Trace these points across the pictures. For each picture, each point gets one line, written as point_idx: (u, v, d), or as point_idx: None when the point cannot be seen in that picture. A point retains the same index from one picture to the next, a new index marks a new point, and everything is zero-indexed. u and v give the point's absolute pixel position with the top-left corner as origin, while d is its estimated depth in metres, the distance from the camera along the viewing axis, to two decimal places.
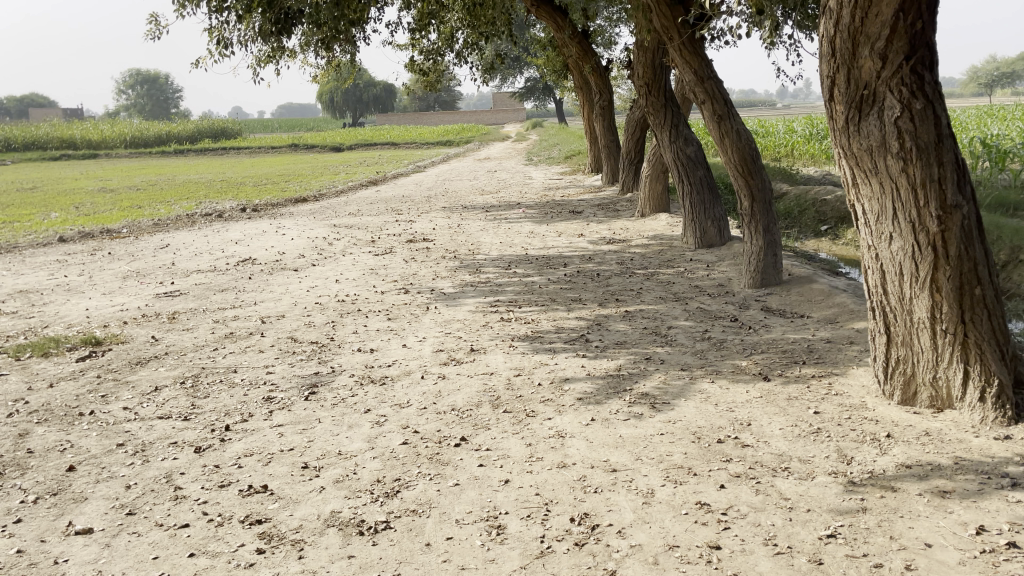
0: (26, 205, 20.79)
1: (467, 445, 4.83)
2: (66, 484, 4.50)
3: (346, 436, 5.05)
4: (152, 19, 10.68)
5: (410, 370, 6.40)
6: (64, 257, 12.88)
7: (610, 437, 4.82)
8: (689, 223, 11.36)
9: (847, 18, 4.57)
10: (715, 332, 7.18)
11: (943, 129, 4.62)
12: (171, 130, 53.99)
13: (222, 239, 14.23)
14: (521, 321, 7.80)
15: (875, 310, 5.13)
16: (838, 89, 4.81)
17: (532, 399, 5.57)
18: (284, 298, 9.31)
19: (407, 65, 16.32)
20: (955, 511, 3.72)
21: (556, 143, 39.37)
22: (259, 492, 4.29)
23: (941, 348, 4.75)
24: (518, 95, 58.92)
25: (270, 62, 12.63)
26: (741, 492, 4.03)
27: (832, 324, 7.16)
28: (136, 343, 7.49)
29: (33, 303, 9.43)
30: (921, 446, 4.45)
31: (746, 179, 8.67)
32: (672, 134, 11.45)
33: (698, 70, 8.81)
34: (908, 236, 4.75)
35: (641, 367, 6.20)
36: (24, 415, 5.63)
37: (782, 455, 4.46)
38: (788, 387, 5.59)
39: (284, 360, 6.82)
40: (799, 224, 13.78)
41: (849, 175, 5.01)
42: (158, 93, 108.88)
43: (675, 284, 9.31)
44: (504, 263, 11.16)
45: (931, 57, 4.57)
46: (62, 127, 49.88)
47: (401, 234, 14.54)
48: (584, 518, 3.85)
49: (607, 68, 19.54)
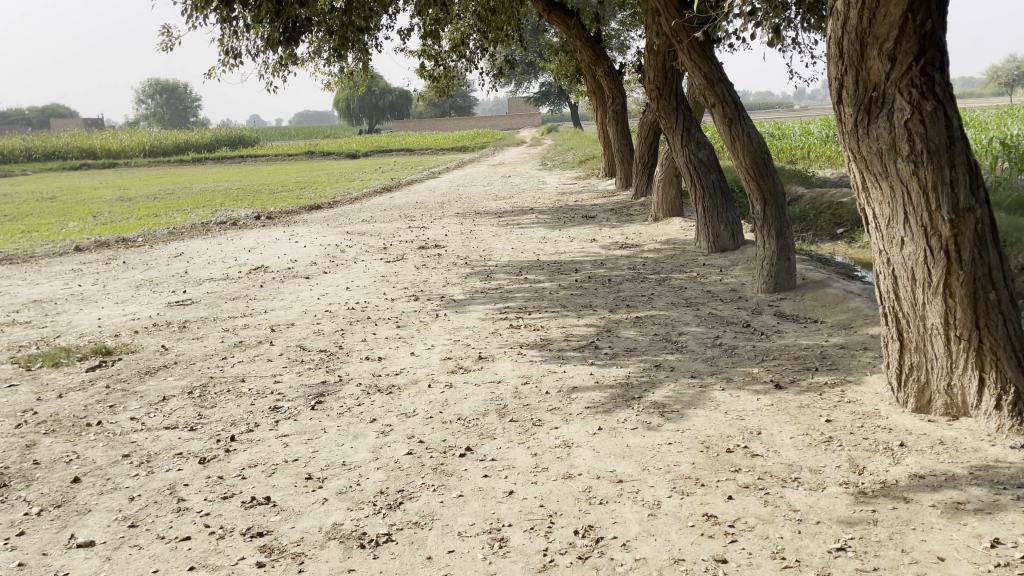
0: (45, 216, 21.00)
1: (472, 455, 4.78)
2: (70, 496, 4.50)
3: (350, 447, 5.01)
4: (164, 31, 10.76)
5: (417, 378, 6.35)
6: (80, 267, 12.97)
7: (617, 447, 4.75)
8: (702, 228, 11.25)
9: (854, 19, 4.49)
10: (727, 338, 7.09)
11: (955, 130, 4.51)
12: (189, 139, 54.44)
13: (236, 247, 14.32)
14: (530, 328, 7.74)
15: (888, 316, 5.04)
16: (847, 91, 4.74)
17: (539, 408, 5.52)
18: (295, 306, 9.31)
19: (418, 71, 16.35)
20: (969, 523, 3.62)
21: (571, 148, 39.33)
22: (261, 504, 4.26)
23: (955, 355, 4.64)
24: (533, 101, 58.95)
25: (281, 71, 12.64)
26: (749, 504, 3.95)
27: (846, 330, 7.05)
28: (146, 352, 7.51)
29: (46, 313, 9.49)
30: (936, 455, 4.35)
31: (758, 183, 8.57)
32: (684, 138, 11.38)
33: (708, 74, 8.74)
34: (919, 240, 4.65)
35: (650, 375, 6.12)
36: (32, 425, 5.65)
37: (792, 465, 4.38)
38: (800, 395, 5.49)
39: (292, 369, 6.80)
40: (815, 227, 13.63)
41: (859, 178, 4.93)
42: (177, 102, 110.05)
43: (687, 290, 9.22)
44: (515, 269, 11.12)
45: (942, 58, 4.47)
46: (81, 137, 50.44)
47: (413, 240, 14.54)
48: (589, 531, 3.79)
49: (619, 72, 19.46)
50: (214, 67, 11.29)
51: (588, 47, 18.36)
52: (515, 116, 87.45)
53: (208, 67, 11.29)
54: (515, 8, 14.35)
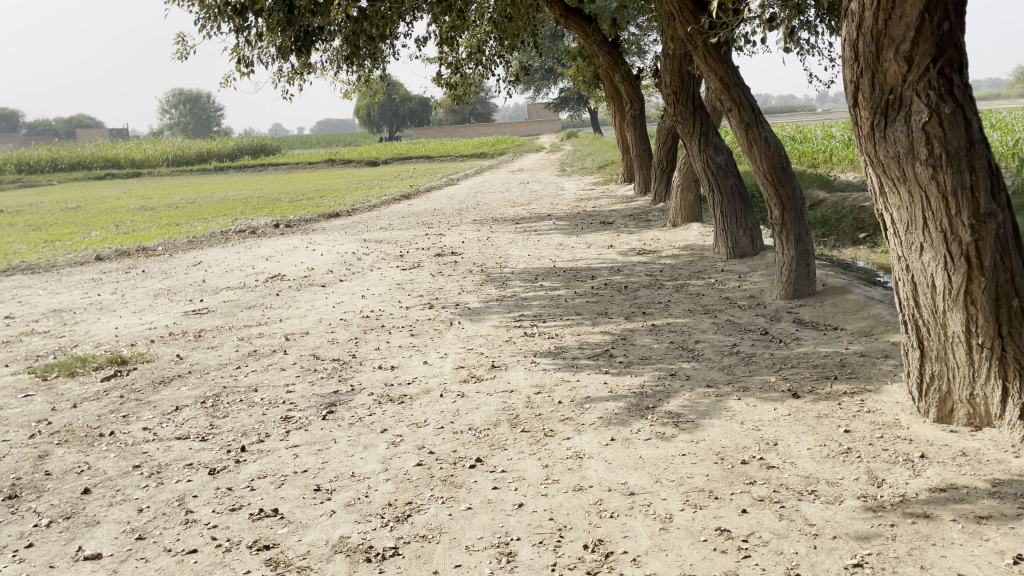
0: (70, 225, 21.24)
1: (482, 466, 4.72)
2: (80, 507, 4.49)
3: (360, 457, 4.97)
4: (179, 41, 10.81)
5: (429, 388, 6.30)
6: (100, 276, 13.08)
7: (630, 458, 4.67)
8: (720, 234, 11.11)
9: (869, 21, 4.39)
10: (744, 346, 6.97)
11: (975, 133, 4.42)
12: (212, 147, 54.95)
13: (254, 255, 14.38)
14: (545, 336, 7.67)
15: (907, 324, 4.91)
16: (863, 94, 4.63)
17: (551, 418, 5.45)
18: (310, 314, 9.32)
19: (435, 79, 16.35)
20: (992, 539, 3.50)
21: (590, 153, 39.22)
22: (269, 516, 4.23)
23: (977, 364, 4.52)
24: (552, 106, 58.95)
25: (296, 79, 12.66)
26: (763, 518, 3.85)
27: (867, 337, 6.91)
28: (161, 362, 7.52)
29: (65, 323, 9.55)
30: (958, 467, 4.22)
31: (776, 187, 8.45)
32: (701, 143, 11.27)
33: (724, 78, 8.64)
34: (939, 246, 4.54)
35: (665, 384, 6.02)
36: (46, 435, 5.66)
37: (809, 477, 4.27)
38: (818, 405, 5.38)
39: (305, 378, 6.78)
40: (837, 232, 13.43)
41: (876, 183, 4.82)
42: (201, 112, 111.39)
43: (705, 296, 9.10)
44: (531, 276, 11.05)
45: (961, 59, 4.37)
46: (106, 146, 51.10)
47: (430, 248, 14.49)
48: (598, 545, 3.71)
49: (637, 77, 19.38)
50: (230, 76, 11.33)
51: (606, 53, 18.29)
52: (534, 122, 87.46)
53: (223, 76, 11.32)
54: (531, 14, 14.32)
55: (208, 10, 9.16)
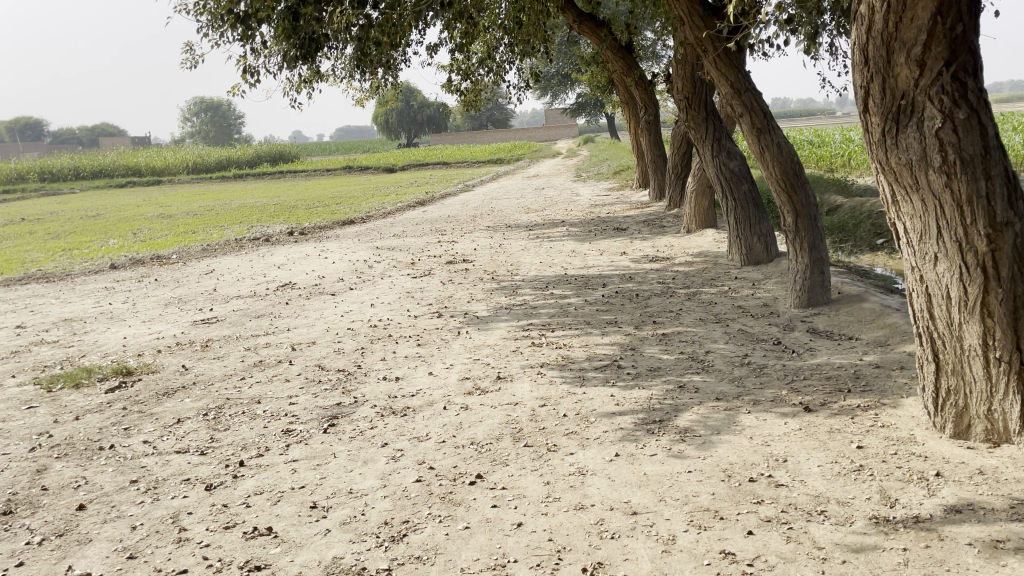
0: (87, 232, 21.42)
1: (482, 483, 4.60)
2: (73, 524, 4.42)
3: (358, 474, 4.86)
4: (188, 51, 10.80)
5: (433, 400, 6.19)
6: (113, 285, 13.11)
7: (634, 475, 4.54)
8: (734, 240, 10.93)
9: (880, 24, 4.25)
10: (755, 356, 6.81)
11: (990, 139, 4.27)
12: (231, 152, 55.44)
13: (267, 264, 14.38)
14: (552, 346, 7.56)
15: (921, 336, 4.75)
16: (873, 99, 4.49)
17: (555, 432, 5.32)
18: (318, 324, 9.25)
19: (447, 86, 16.27)
20: (1009, 565, 3.33)
21: (605, 160, 39.04)
22: (262, 535, 4.14)
23: (995, 378, 4.36)
24: (568, 112, 59.15)
25: (306, 88, 12.62)
26: (770, 540, 3.71)
27: (882, 348, 6.72)
28: (166, 372, 7.48)
29: (74, 332, 9.56)
30: (975, 486, 4.05)
31: (790, 194, 8.26)
32: (715, 149, 11.02)
33: (735, 82, 8.50)
34: (953, 256, 4.39)
35: (674, 397, 5.87)
36: (45, 449, 5.61)
37: (819, 497, 4.12)
38: (830, 420, 5.20)
39: (308, 390, 6.68)
40: (855, 237, 13.20)
41: (888, 192, 4.66)
42: (221, 119, 112.76)
43: (717, 305, 8.93)
44: (541, 283, 10.94)
45: (974, 63, 4.24)
46: (128, 154, 51.80)
47: (442, 255, 14.44)
48: (598, 568, 3.59)
49: (651, 83, 19.25)
50: (239, 86, 11.26)
51: (619, 58, 18.19)
52: (551, 129, 87.28)
53: (230, 85, 11.26)
54: (541, 20, 14.14)
55: (215, 18, 9.11)
